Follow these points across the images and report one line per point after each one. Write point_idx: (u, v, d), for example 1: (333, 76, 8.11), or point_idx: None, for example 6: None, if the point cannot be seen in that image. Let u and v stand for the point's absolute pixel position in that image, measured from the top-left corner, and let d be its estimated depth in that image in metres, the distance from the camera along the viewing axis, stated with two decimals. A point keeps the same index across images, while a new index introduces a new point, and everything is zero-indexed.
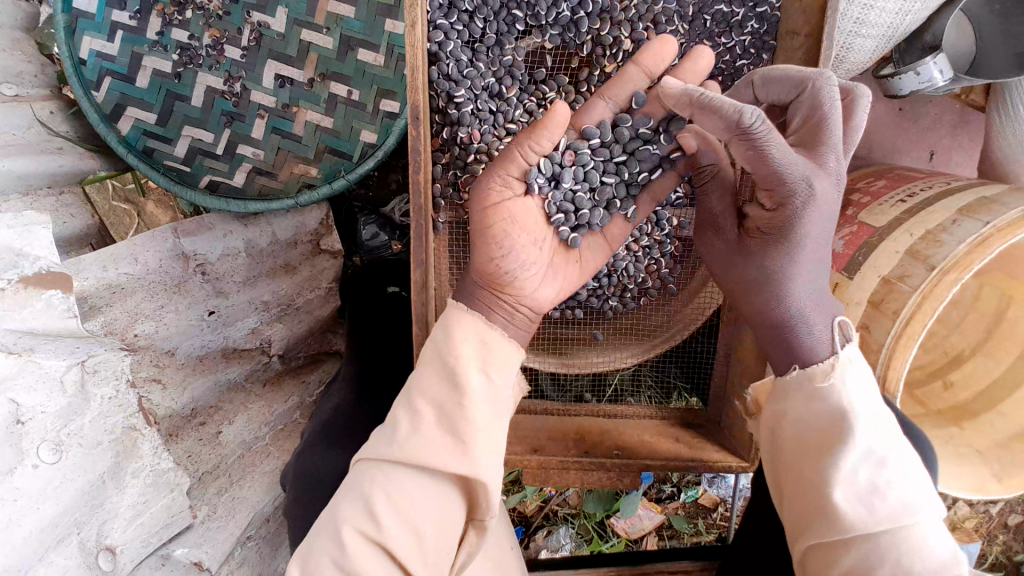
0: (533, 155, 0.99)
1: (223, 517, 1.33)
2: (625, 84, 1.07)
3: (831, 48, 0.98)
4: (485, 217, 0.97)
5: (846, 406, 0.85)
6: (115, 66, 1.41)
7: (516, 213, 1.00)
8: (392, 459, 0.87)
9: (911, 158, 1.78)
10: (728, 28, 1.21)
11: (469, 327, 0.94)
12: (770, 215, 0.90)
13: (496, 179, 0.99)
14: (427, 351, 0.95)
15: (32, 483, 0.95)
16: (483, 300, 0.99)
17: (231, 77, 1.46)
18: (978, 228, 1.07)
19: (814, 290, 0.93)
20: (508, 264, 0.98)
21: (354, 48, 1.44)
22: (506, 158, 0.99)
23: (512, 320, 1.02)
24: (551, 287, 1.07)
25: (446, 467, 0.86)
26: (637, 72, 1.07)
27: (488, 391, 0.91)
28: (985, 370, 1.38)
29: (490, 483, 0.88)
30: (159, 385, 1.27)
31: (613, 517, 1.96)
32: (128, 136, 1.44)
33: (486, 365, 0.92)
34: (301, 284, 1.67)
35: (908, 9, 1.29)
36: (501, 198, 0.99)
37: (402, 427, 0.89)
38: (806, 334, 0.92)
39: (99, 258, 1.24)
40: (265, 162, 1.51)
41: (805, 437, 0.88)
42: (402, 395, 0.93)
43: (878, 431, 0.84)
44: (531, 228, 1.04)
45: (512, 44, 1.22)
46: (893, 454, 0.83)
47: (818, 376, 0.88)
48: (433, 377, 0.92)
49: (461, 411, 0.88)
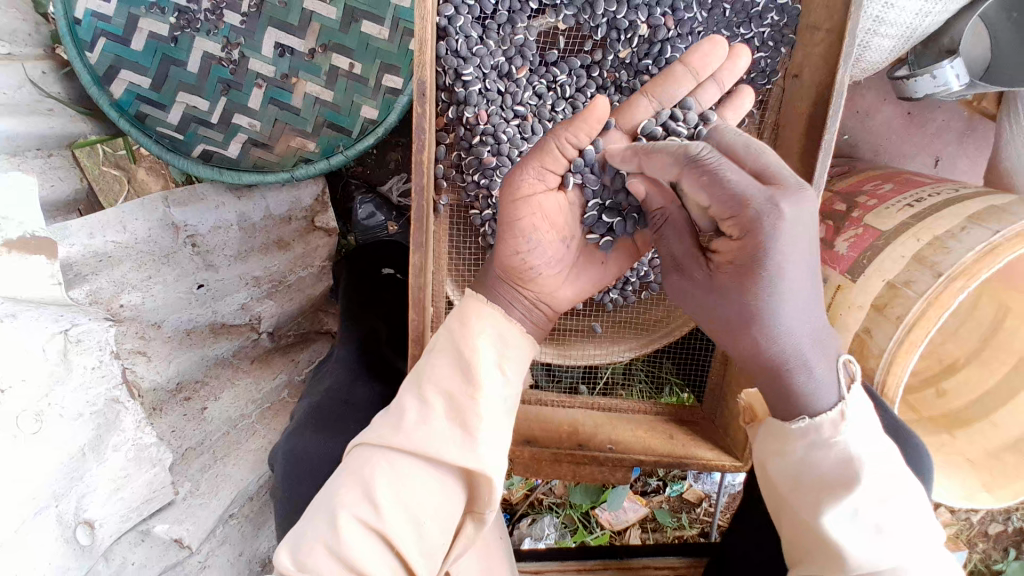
0: (571, 149, 0.96)
1: (206, 494, 1.32)
2: (668, 84, 1.02)
3: (853, 46, 0.94)
4: (514, 209, 0.95)
5: (851, 452, 0.81)
6: (110, 27, 1.35)
7: (548, 207, 1.00)
8: (396, 445, 0.85)
9: (915, 163, 1.77)
10: (748, 19, 1.17)
11: (488, 319, 0.94)
12: (744, 250, 0.78)
13: (531, 170, 0.95)
14: (439, 341, 0.93)
15: (12, 452, 0.92)
16: (505, 293, 0.99)
17: (229, 43, 1.41)
18: (987, 237, 1.05)
19: (812, 334, 0.84)
20: (533, 256, 0.98)
21: (358, 20, 1.39)
22: (542, 151, 0.95)
23: (530, 315, 1.00)
24: (571, 289, 1.06)
25: (453, 459, 0.84)
26: (685, 72, 1.01)
27: (501, 387, 0.91)
28: (979, 379, 1.38)
29: (495, 477, 0.87)
30: (144, 357, 1.23)
31: (597, 509, 1.97)
32: (121, 99, 1.40)
33: (500, 359, 0.92)
34: (294, 262, 1.64)
35: (929, 10, 1.26)
36: (534, 191, 0.97)
37: (409, 415, 0.88)
38: (806, 378, 0.84)
39: (87, 224, 1.19)
40: (260, 133, 1.48)
41: (805, 479, 0.84)
42: (413, 382, 0.92)
43: (886, 470, 0.81)
44: (559, 224, 1.02)
45: (524, 24, 1.18)
46: (897, 494, 0.80)
47: (826, 427, 0.83)
48: (444, 367, 0.90)
49: (471, 404, 0.87)
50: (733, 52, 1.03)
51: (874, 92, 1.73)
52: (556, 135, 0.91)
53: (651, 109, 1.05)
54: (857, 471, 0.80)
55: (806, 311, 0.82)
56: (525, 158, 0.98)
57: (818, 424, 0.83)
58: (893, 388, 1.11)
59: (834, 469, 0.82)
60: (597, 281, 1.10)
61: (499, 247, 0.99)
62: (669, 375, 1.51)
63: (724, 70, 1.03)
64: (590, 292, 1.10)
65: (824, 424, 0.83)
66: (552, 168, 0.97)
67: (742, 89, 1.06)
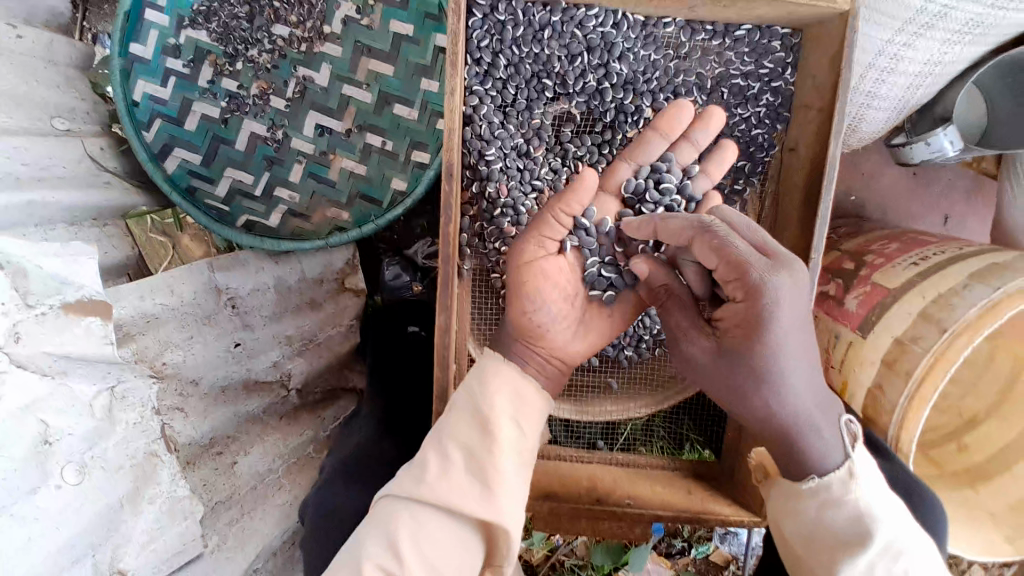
0: (566, 218, 1.10)
1: (232, 548, 1.35)
2: (645, 147, 1.15)
3: (843, 122, 1.02)
4: (520, 275, 1.06)
5: (865, 509, 0.86)
6: (166, 109, 1.51)
7: (550, 269, 1.08)
8: (417, 498, 0.90)
9: (925, 222, 1.82)
10: (744, 100, 1.27)
11: (505, 378, 0.99)
12: (747, 312, 0.88)
13: (532, 239, 1.08)
14: (458, 398, 0.99)
15: (56, 503, 0.98)
16: (518, 350, 1.05)
17: (274, 125, 1.55)
18: (988, 293, 1.08)
19: (813, 398, 0.91)
20: (542, 317, 1.06)
21: (391, 103, 1.52)
22: (541, 223, 1.09)
23: (545, 371, 1.06)
24: (581, 343, 1.12)
25: (472, 511, 0.88)
26: (655, 136, 1.15)
27: (517, 440, 0.95)
28: (998, 433, 1.37)
29: (513, 529, 0.91)
30: (182, 413, 1.31)
31: (621, 573, 1.89)
32: (173, 174, 1.54)
33: (517, 413, 0.98)
34: (324, 321, 1.74)
35: (919, 83, 1.34)
36: (536, 257, 1.08)
37: (429, 469, 0.92)
38: (813, 439, 0.90)
39: (138, 287, 1.28)
40: (299, 204, 1.60)
41: (815, 537, 0.89)
42: (434, 437, 0.96)
43: (897, 519, 0.86)
44: (562, 284, 1.10)
45: (541, 110, 1.30)
46: (911, 550, 0.85)
47: (836, 486, 0.88)
48: (463, 424, 0.95)
49: (489, 458, 0.91)
50: (721, 146, 1.19)
51: (877, 156, 1.81)
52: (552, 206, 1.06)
53: (631, 170, 1.18)
54: (870, 529, 0.84)
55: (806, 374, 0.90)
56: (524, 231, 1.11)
57: (828, 483, 0.88)
58: (906, 444, 1.13)
59: (846, 527, 0.87)
60: (607, 333, 1.16)
61: (509, 311, 1.07)
62: (689, 432, 1.50)
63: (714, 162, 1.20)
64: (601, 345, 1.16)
65: (833, 483, 0.88)
66: (550, 236, 1.10)
67: (727, 143, 1.18)
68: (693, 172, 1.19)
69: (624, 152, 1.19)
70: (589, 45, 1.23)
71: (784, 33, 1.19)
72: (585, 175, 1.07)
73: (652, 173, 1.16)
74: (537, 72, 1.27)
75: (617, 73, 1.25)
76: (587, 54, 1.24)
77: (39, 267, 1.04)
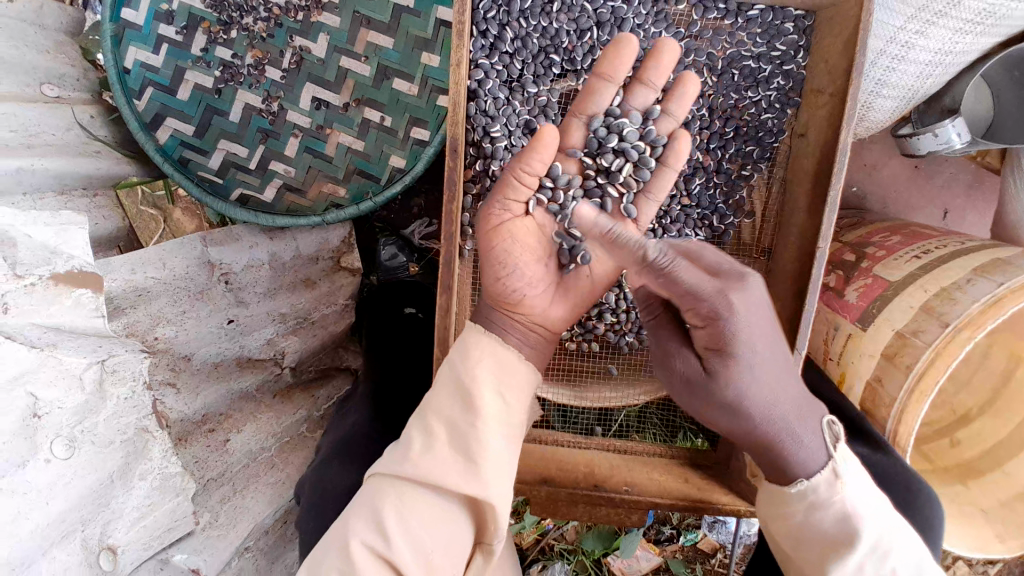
0: (528, 178, 1.06)
1: (225, 526, 1.34)
2: (595, 98, 1.13)
3: (854, 110, 1.00)
4: (487, 239, 1.04)
5: (850, 509, 0.84)
6: (157, 77, 1.47)
7: (517, 231, 1.07)
8: (403, 474, 0.89)
9: (924, 215, 1.81)
10: (756, 83, 1.25)
11: (485, 348, 0.97)
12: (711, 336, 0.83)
13: (496, 204, 1.05)
14: (442, 375, 0.97)
15: (44, 477, 0.96)
16: (498, 321, 1.03)
17: (269, 96, 1.52)
18: (992, 289, 1.08)
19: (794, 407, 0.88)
20: (513, 281, 1.03)
21: (390, 77, 1.49)
22: (504, 184, 1.05)
23: (528, 338, 1.05)
24: (559, 308, 1.12)
25: (457, 487, 0.87)
26: (602, 82, 1.11)
27: (503, 412, 0.94)
28: (990, 431, 1.38)
29: (499, 505, 0.90)
30: (173, 390, 1.29)
31: (609, 556, 1.92)
32: (165, 145, 1.50)
33: (501, 385, 0.96)
34: (319, 300, 1.71)
35: (929, 73, 1.33)
36: (502, 220, 1.05)
37: (414, 445, 0.91)
38: (794, 447, 0.87)
39: (128, 261, 1.25)
40: (295, 179, 1.57)
41: (809, 537, 0.87)
42: (416, 416, 0.96)
43: (880, 513, 0.85)
44: (532, 246, 1.08)
45: (547, 86, 1.27)
46: (896, 544, 0.84)
47: (822, 488, 0.85)
48: (446, 398, 0.94)
49: (473, 430, 0.90)
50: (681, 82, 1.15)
51: (881, 147, 1.79)
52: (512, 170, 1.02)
53: (585, 123, 1.16)
54: (855, 528, 0.83)
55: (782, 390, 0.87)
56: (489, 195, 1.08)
57: (815, 485, 0.86)
58: (904, 437, 1.15)
59: (833, 526, 0.85)
60: (585, 294, 1.16)
61: (483, 279, 1.05)
62: (684, 421, 1.49)
63: (676, 101, 1.16)
64: (579, 308, 1.16)
65: (819, 485, 0.86)
66: (514, 198, 1.06)
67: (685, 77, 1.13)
68: (656, 112, 1.17)
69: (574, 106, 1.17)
70: (599, 20, 1.22)
71: (797, 15, 1.19)
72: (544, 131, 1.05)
73: (605, 122, 1.15)
74: (544, 46, 1.24)
75: None
76: (597, 29, 1.23)
77: (29, 236, 1.00)
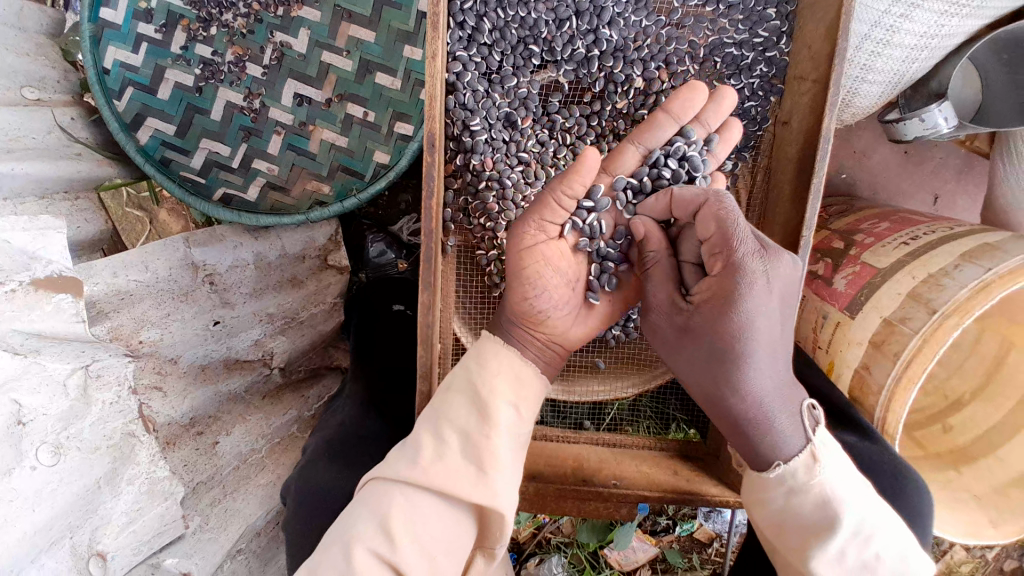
0: (568, 200, 1.04)
1: (216, 528, 1.34)
2: (655, 129, 1.10)
3: (837, 95, 0.99)
4: (520, 260, 1.02)
5: (830, 494, 0.83)
6: (137, 77, 1.45)
7: (550, 255, 1.05)
8: (412, 481, 0.88)
9: (914, 201, 1.80)
10: (738, 70, 1.23)
11: (504, 361, 0.98)
12: (722, 283, 0.87)
13: (531, 222, 1.04)
14: (455, 380, 0.98)
15: (30, 484, 0.94)
16: (518, 337, 1.03)
17: (251, 93, 1.50)
18: (979, 274, 1.07)
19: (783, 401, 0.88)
20: (539, 302, 1.03)
21: (372, 72, 1.47)
22: (542, 204, 1.03)
23: (544, 356, 1.05)
24: (585, 329, 1.12)
25: (465, 494, 0.87)
26: (666, 119, 1.10)
27: (515, 423, 0.95)
28: (982, 416, 1.38)
29: (507, 512, 0.90)
30: (160, 392, 1.26)
31: (606, 548, 1.92)
32: (147, 145, 1.48)
33: (517, 399, 0.97)
34: (307, 299, 1.70)
35: (915, 57, 1.31)
36: (536, 241, 1.04)
37: (425, 451, 0.91)
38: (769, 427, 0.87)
39: (111, 264, 1.23)
40: (278, 176, 1.55)
41: (789, 524, 0.86)
42: (427, 420, 0.95)
43: (864, 499, 0.84)
44: (563, 269, 1.07)
45: (527, 78, 1.26)
46: (881, 529, 0.83)
47: (801, 472, 0.85)
48: (460, 406, 0.94)
49: (487, 441, 0.90)
50: (726, 124, 1.16)
51: (870, 133, 1.78)
52: (554, 190, 1.00)
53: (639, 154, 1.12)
54: (837, 513, 0.82)
55: (776, 372, 0.89)
56: (523, 213, 1.06)
57: (793, 469, 0.85)
58: (892, 425, 1.13)
59: (815, 512, 0.84)
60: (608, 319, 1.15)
61: (508, 297, 1.04)
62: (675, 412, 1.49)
63: (724, 141, 1.15)
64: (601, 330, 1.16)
65: (798, 468, 0.85)
66: (551, 219, 1.05)
67: (732, 121, 1.15)
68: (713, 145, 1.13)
69: (630, 134, 1.13)
70: (578, 9, 1.19)
71: (777, 1, 1.18)
72: (587, 154, 0.99)
73: (662, 155, 1.10)
74: (523, 37, 1.23)
75: (607, 40, 1.21)
76: (576, 18, 1.20)
77: (8, 241, 0.98)
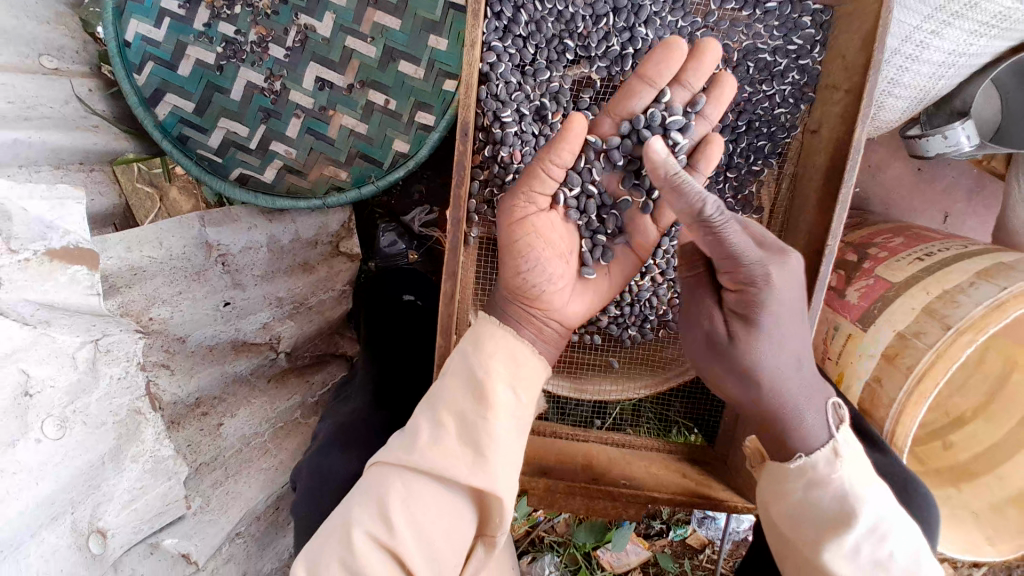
0: (555, 169, 1.06)
1: (217, 510, 1.33)
2: (630, 97, 1.12)
3: (870, 107, 0.99)
4: (510, 232, 1.04)
5: (849, 488, 0.84)
6: (159, 51, 1.44)
7: (541, 225, 1.07)
8: (409, 465, 0.88)
9: (925, 218, 1.81)
10: (769, 77, 1.24)
11: (501, 342, 0.97)
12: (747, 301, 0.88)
13: (521, 195, 1.05)
14: (453, 364, 0.97)
15: (34, 457, 0.93)
16: (512, 311, 1.04)
17: (272, 75, 1.48)
18: (995, 293, 1.07)
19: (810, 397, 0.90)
20: (532, 276, 1.04)
21: (396, 60, 1.46)
22: (530, 176, 1.05)
23: (541, 335, 1.05)
24: (579, 304, 1.13)
25: (462, 478, 0.86)
26: (642, 84, 1.10)
27: (514, 405, 0.93)
28: (985, 434, 1.39)
29: (505, 498, 0.89)
30: (167, 370, 1.26)
31: (600, 549, 1.93)
32: (165, 121, 1.47)
33: (513, 380, 0.95)
34: (316, 284, 1.70)
35: (942, 74, 1.32)
36: (526, 213, 1.06)
37: (422, 434, 0.90)
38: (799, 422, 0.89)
39: (123, 239, 1.22)
40: (297, 161, 1.54)
41: (803, 520, 0.87)
42: (425, 406, 0.94)
43: (885, 500, 0.85)
44: (554, 241, 1.09)
45: (560, 72, 1.26)
46: (896, 529, 0.84)
47: (821, 465, 0.86)
48: (456, 389, 0.93)
49: (483, 423, 0.89)
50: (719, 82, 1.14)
51: (886, 148, 1.79)
52: (543, 160, 1.03)
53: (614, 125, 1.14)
54: (855, 508, 0.83)
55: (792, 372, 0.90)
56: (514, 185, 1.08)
57: (814, 461, 0.87)
58: (901, 438, 1.14)
59: (830, 505, 0.85)
60: (601, 295, 1.19)
61: (502, 272, 1.06)
62: (678, 416, 1.50)
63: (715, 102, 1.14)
64: (596, 305, 1.18)
65: (819, 461, 0.87)
66: (540, 191, 1.07)
67: (722, 77, 1.12)
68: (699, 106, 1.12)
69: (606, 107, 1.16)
70: (616, 6, 1.20)
71: (816, 9, 1.17)
72: (573, 122, 1.03)
73: (637, 124, 1.12)
74: (559, 31, 1.23)
75: (643, 39, 1.22)
76: (613, 15, 1.21)
77: (24, 211, 0.96)
